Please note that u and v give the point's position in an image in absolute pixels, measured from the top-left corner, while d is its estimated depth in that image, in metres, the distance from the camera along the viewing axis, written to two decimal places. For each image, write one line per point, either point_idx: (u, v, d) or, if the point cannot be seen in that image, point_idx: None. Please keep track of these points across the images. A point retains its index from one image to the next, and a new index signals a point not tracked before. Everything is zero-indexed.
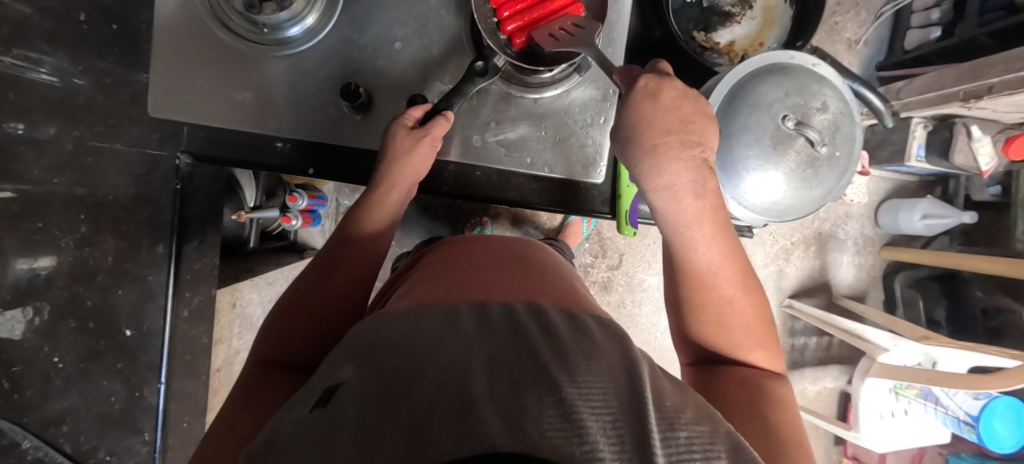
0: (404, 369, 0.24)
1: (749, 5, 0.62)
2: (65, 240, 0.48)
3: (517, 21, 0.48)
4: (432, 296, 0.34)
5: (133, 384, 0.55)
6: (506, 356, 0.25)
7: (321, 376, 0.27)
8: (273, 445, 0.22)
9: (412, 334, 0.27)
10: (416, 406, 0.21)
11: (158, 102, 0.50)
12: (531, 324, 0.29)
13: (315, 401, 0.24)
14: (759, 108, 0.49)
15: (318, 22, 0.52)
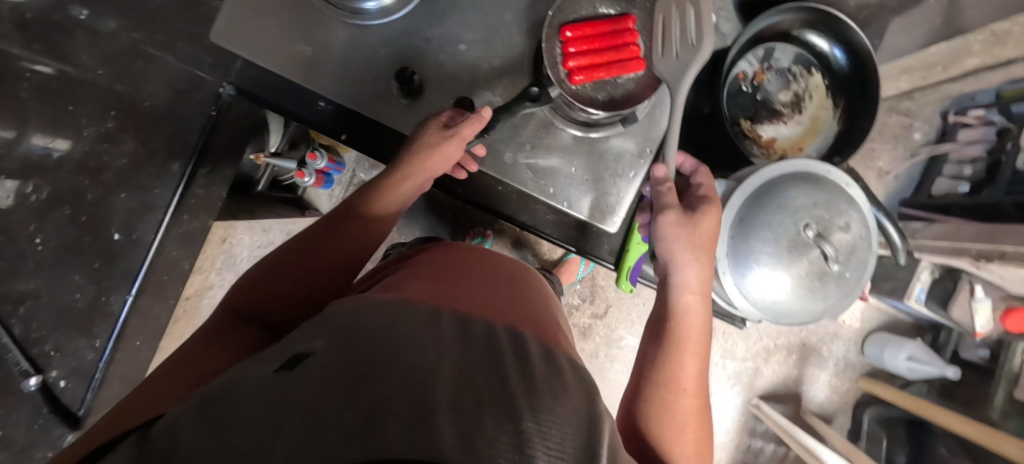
0: (377, 349, 0.24)
1: (799, 109, 0.63)
2: (89, 130, 0.50)
3: (580, 60, 0.49)
4: (422, 295, 0.34)
5: (102, 287, 0.55)
6: (479, 369, 0.25)
7: (292, 341, 0.27)
8: (232, 392, 0.22)
9: (391, 323, 0.27)
10: (376, 387, 0.21)
11: (222, 29, 0.52)
12: (507, 346, 0.28)
13: (280, 364, 0.24)
14: (785, 210, 0.50)
15: (395, 4, 0.53)
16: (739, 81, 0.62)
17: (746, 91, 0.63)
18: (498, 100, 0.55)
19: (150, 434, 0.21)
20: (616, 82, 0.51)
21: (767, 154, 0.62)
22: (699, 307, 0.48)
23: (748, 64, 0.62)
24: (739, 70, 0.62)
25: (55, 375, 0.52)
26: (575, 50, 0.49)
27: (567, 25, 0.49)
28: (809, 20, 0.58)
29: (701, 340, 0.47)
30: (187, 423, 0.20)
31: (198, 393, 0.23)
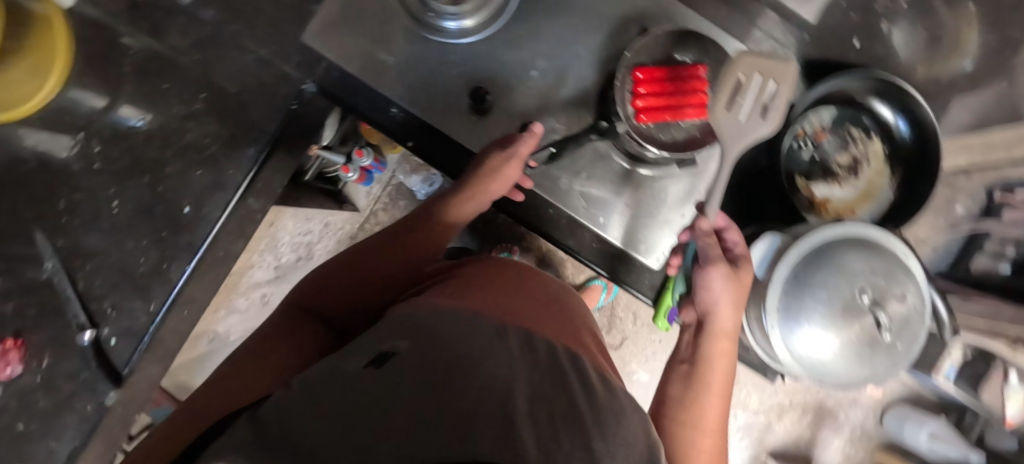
0: (459, 357, 0.26)
1: (855, 173, 0.64)
2: (177, 109, 0.58)
3: (648, 101, 0.50)
4: (484, 306, 0.36)
5: (165, 254, 0.58)
6: (550, 382, 0.27)
7: (374, 337, 0.31)
8: (333, 379, 0.26)
9: (464, 331, 0.30)
10: (466, 392, 0.23)
11: (315, 31, 0.56)
12: (569, 366, 0.30)
13: (368, 361, 0.28)
14: (841, 274, 0.51)
15: (475, 27, 0.56)
16: (799, 138, 0.63)
17: (803, 149, 0.64)
18: (560, 128, 0.57)
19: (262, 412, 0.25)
20: (679, 126, 0.52)
21: (820, 212, 0.63)
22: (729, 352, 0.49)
23: (809, 123, 0.63)
24: (800, 128, 0.63)
25: (108, 332, 0.59)
26: (643, 91, 0.50)
27: (641, 66, 0.50)
28: (879, 90, 0.59)
29: (728, 384, 0.47)
30: (294, 404, 0.24)
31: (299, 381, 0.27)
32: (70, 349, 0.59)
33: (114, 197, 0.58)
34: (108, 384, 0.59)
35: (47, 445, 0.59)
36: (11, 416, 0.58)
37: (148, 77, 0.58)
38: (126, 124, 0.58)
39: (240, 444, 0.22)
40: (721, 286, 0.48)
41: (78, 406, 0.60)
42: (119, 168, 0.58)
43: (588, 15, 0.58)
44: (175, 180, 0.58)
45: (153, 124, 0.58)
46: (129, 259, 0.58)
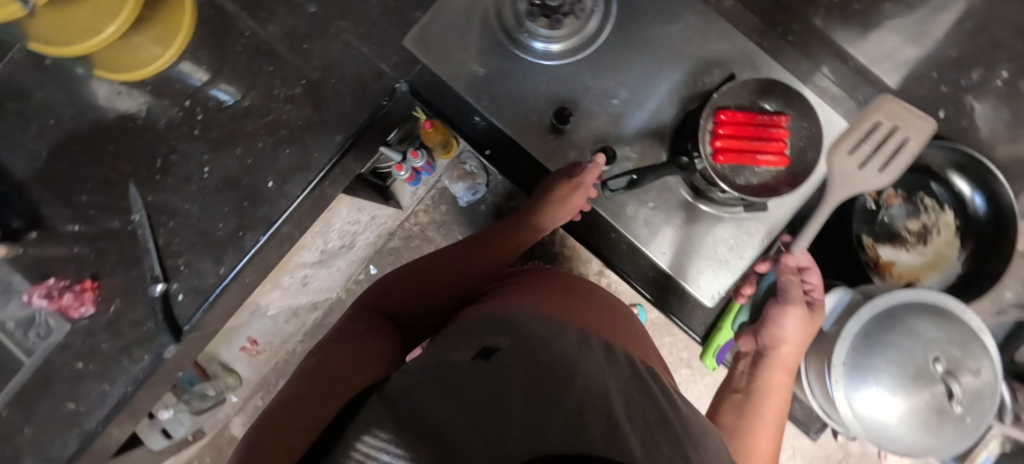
0: (556, 363, 0.32)
1: (924, 241, 0.65)
2: (280, 91, 0.63)
3: (727, 143, 0.52)
4: (562, 320, 0.42)
5: (243, 222, 0.62)
6: (636, 387, 0.31)
7: (476, 340, 0.38)
8: (451, 369, 0.33)
9: (554, 343, 0.36)
10: (567, 390, 0.29)
11: (417, 36, 0.62)
12: (652, 385, 0.33)
13: (476, 354, 0.35)
14: (916, 339, 0.51)
15: (560, 52, 0.61)
16: (871, 199, 0.65)
17: (873, 210, 0.66)
18: (633, 158, 0.61)
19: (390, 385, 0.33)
20: (753, 170, 0.54)
21: (884, 274, 0.63)
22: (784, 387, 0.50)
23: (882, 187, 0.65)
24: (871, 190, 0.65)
25: (177, 288, 0.62)
26: (723, 132, 0.52)
27: (724, 109, 0.52)
28: (959, 163, 0.61)
29: (780, 418, 0.48)
30: (421, 384, 0.31)
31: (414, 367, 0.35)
32: (140, 299, 0.63)
33: (206, 163, 0.63)
34: (170, 337, 0.62)
35: (102, 386, 0.63)
36: (76, 352, 0.63)
37: (257, 59, 0.64)
38: (219, 100, 0.63)
39: (385, 409, 0.29)
40: (794, 324, 0.51)
41: (137, 354, 0.63)
42: (216, 137, 0.63)
43: (671, 53, 0.61)
44: (265, 156, 0.63)
45: (254, 103, 0.63)
46: (209, 224, 0.62)
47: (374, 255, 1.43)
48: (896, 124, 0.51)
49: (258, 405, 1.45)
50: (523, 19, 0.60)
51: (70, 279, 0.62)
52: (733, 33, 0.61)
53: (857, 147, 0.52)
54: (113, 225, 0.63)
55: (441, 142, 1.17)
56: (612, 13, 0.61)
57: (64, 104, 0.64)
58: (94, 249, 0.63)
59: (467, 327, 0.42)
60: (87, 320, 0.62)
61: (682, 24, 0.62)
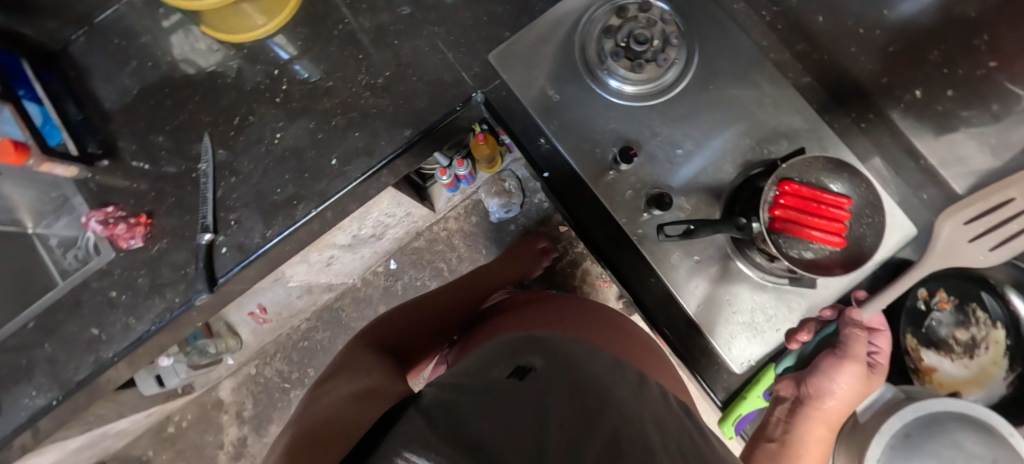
0: (589, 392, 0.35)
1: (970, 355, 0.65)
2: (365, 78, 0.66)
3: (787, 213, 0.53)
4: (592, 350, 0.45)
5: (300, 192, 0.65)
6: (666, 424, 0.34)
7: (509, 361, 0.41)
8: (488, 386, 0.35)
9: (586, 371, 0.39)
10: (601, 417, 0.31)
11: (503, 53, 0.65)
12: (681, 420, 0.36)
13: (512, 376, 0.37)
14: (956, 451, 0.51)
15: (631, 95, 0.63)
16: (921, 299, 0.65)
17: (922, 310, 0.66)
18: (686, 209, 0.62)
19: (427, 404, 0.34)
20: (806, 245, 0.56)
21: (921, 376, 0.64)
22: (815, 434, 0.53)
23: (936, 290, 0.65)
24: (924, 290, 0.65)
25: (222, 241, 0.64)
26: (784, 203, 0.54)
27: (789, 181, 0.54)
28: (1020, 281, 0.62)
29: None
30: (459, 399, 0.34)
31: (450, 389, 0.36)
32: (184, 243, 0.65)
33: (279, 130, 0.66)
34: (204, 285, 0.63)
35: (127, 319, 0.64)
36: (113, 281, 0.65)
37: (349, 44, 0.67)
38: (301, 76, 0.67)
39: (425, 417, 0.32)
40: (847, 382, 0.52)
41: (167, 295, 0.64)
42: (295, 107, 0.66)
43: (743, 117, 0.63)
44: (336, 134, 0.65)
45: (337, 83, 0.66)
46: (267, 187, 0.65)
47: (397, 251, 1.44)
48: None
49: (250, 373, 1.45)
50: (604, 56, 0.62)
51: (127, 211, 0.65)
52: (806, 109, 0.62)
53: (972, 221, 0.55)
54: (177, 169, 0.66)
55: (487, 158, 1.22)
56: (691, 68, 0.63)
57: (167, 52, 0.69)
58: (157, 187, 0.66)
59: (496, 350, 0.45)
60: (132, 252, 0.65)
61: (759, 91, 0.63)
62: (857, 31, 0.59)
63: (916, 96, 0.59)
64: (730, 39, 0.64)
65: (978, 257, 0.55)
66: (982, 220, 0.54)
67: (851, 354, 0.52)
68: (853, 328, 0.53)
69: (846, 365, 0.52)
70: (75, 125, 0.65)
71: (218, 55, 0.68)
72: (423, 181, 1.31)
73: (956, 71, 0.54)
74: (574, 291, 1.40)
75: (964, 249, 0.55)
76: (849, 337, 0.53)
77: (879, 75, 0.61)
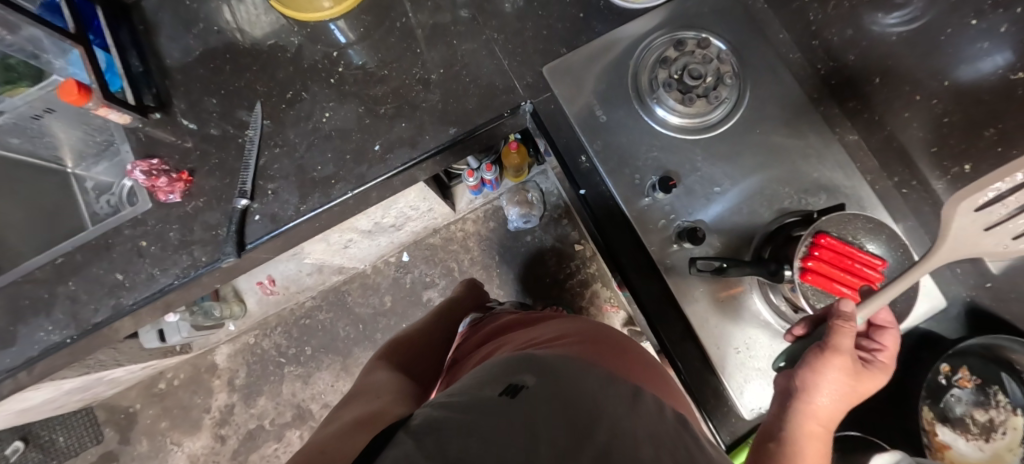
0: (582, 408, 0.33)
1: (987, 437, 0.64)
2: (419, 71, 0.68)
3: (820, 265, 0.52)
4: (591, 361, 0.43)
5: (340, 173, 0.66)
6: (663, 439, 0.32)
7: (505, 375, 0.39)
8: (477, 404, 0.34)
9: (581, 383, 0.37)
10: (591, 441, 0.30)
11: (555, 68, 0.66)
12: (683, 430, 0.34)
13: (502, 389, 0.36)
14: None
15: (676, 126, 0.64)
16: (941, 374, 0.65)
17: (941, 384, 0.66)
18: (716, 247, 0.62)
19: (415, 426, 0.33)
20: (833, 300, 0.55)
21: (934, 452, 0.63)
22: (809, 430, 0.51)
23: (959, 367, 0.65)
24: (946, 365, 0.65)
25: (256, 209, 0.65)
26: (818, 255, 0.53)
27: (825, 234, 0.53)
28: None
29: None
30: (449, 418, 0.33)
31: (444, 408, 0.35)
32: (220, 205, 0.66)
33: (329, 110, 0.67)
34: (232, 249, 0.63)
35: (152, 270, 0.66)
36: (145, 231, 0.66)
37: (408, 37, 0.69)
38: (357, 61, 0.69)
39: (412, 443, 0.31)
40: (835, 376, 0.51)
41: (195, 252, 0.65)
42: (347, 90, 0.68)
43: (784, 164, 0.63)
44: (383, 122, 0.67)
45: (391, 72, 0.68)
46: (310, 163, 0.66)
47: (411, 244, 1.45)
48: None
49: (247, 343, 1.46)
50: (654, 85, 0.63)
51: (170, 166, 0.66)
52: (849, 166, 0.63)
53: (990, 206, 0.49)
54: (225, 132, 0.68)
55: (515, 167, 1.24)
56: (739, 109, 0.64)
57: (233, 19, 0.71)
58: (202, 146, 0.67)
59: (494, 364, 0.43)
60: (169, 207, 0.66)
61: (804, 142, 0.63)
62: (913, 97, 0.59)
63: (965, 170, 0.57)
64: (783, 86, 0.64)
65: (1000, 246, 0.51)
66: (1001, 206, 0.48)
67: (835, 347, 0.51)
68: (838, 321, 0.51)
69: (831, 358, 0.51)
70: (135, 76, 0.67)
71: (281, 29, 0.70)
72: (448, 180, 1.32)
73: (1012, 150, 0.51)
74: (581, 311, 1.40)
75: (984, 239, 0.50)
76: (834, 330, 0.51)
77: (930, 144, 0.60)
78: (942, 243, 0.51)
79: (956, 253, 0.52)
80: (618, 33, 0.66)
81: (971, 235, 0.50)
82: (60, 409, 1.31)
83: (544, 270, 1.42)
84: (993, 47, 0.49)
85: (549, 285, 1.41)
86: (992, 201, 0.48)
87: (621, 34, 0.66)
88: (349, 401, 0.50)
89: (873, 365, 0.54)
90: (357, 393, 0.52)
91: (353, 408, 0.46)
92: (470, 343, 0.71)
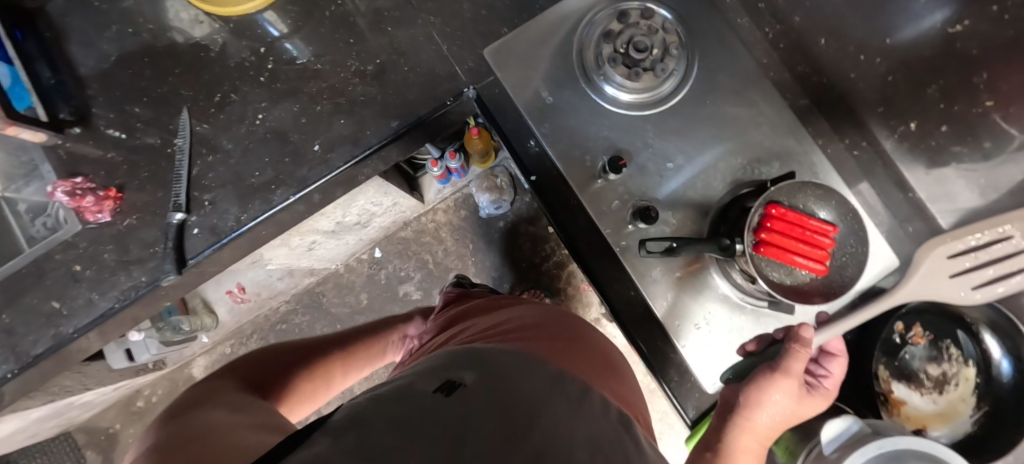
0: (520, 406, 0.32)
1: (940, 390, 0.65)
2: (355, 62, 0.64)
3: (772, 236, 0.53)
4: (536, 357, 0.42)
5: (280, 177, 0.63)
6: (601, 441, 0.30)
7: (446, 370, 0.38)
8: (409, 401, 0.33)
9: (523, 383, 0.35)
10: (524, 442, 0.28)
11: (496, 48, 0.63)
12: (625, 430, 0.34)
13: (439, 385, 0.35)
14: None
15: (628, 102, 0.62)
16: (897, 332, 0.66)
17: (896, 343, 0.67)
18: (672, 224, 0.61)
19: (340, 419, 0.32)
20: (787, 270, 0.55)
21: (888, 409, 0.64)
22: (741, 443, 0.54)
23: (913, 324, 0.66)
24: (901, 324, 0.66)
25: (194, 222, 0.62)
26: (770, 226, 0.53)
27: (775, 204, 0.53)
28: (995, 323, 0.61)
29: None
30: (375, 413, 0.32)
31: (377, 402, 0.34)
32: (156, 220, 0.62)
33: (262, 111, 0.64)
34: (172, 267, 0.60)
35: (90, 295, 0.62)
36: (77, 254, 0.62)
37: (340, 26, 0.65)
38: (289, 55, 0.65)
39: (332, 441, 0.29)
40: (776, 396, 0.53)
41: (134, 273, 0.62)
42: (280, 88, 0.64)
43: (735, 135, 0.62)
44: (321, 119, 0.63)
45: (325, 66, 0.64)
46: (246, 168, 0.63)
47: (382, 239, 1.42)
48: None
49: (224, 353, 1.42)
50: (600, 62, 0.61)
51: (96, 183, 0.62)
52: (800, 131, 0.62)
53: (958, 256, 0.55)
54: (153, 142, 0.63)
55: (480, 152, 1.20)
56: (689, 80, 0.62)
57: (149, 19, 0.66)
58: (130, 159, 0.63)
59: (439, 358, 0.42)
60: (100, 227, 0.62)
61: (756, 110, 0.62)
62: (858, 57, 0.59)
63: (910, 128, 0.59)
64: (731, 53, 0.63)
65: (959, 293, 0.55)
66: (973, 256, 0.54)
67: (785, 369, 0.53)
68: (794, 346, 0.53)
69: (778, 379, 0.53)
70: (47, 89, 0.62)
71: (204, 27, 0.66)
72: (414, 171, 1.29)
73: (952, 107, 0.54)
74: (559, 293, 1.39)
75: (948, 283, 0.55)
76: (788, 353, 0.53)
77: (877, 104, 0.61)
78: (910, 280, 0.55)
79: (919, 295, 0.56)
80: (558, 8, 0.63)
81: (938, 278, 0.55)
82: (33, 439, 1.26)
83: (520, 255, 1.41)
84: (932, 2, 0.50)
85: (525, 269, 1.40)
86: (965, 250, 0.55)
87: (563, 9, 0.63)
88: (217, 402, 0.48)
89: (817, 391, 0.57)
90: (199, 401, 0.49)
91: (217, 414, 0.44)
92: (430, 329, 0.68)
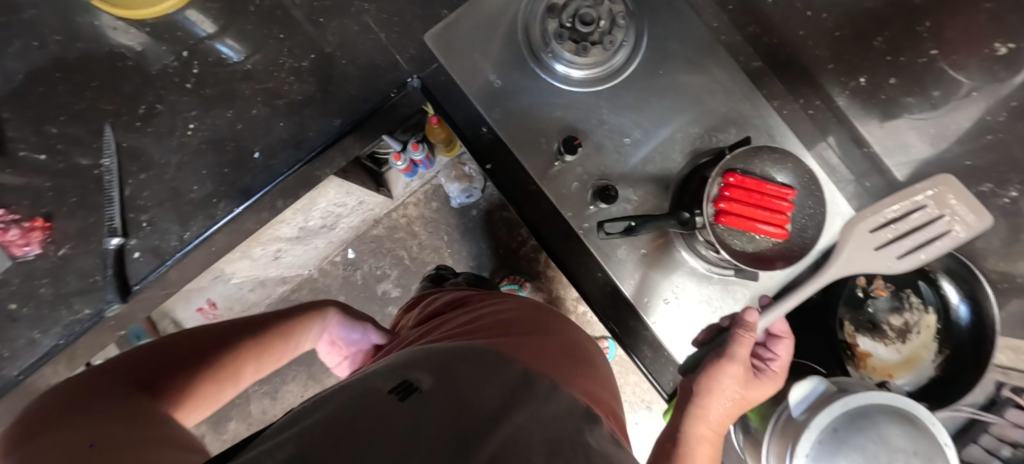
0: (478, 410, 0.31)
1: (903, 339, 0.67)
2: (287, 59, 0.60)
3: (732, 205, 0.52)
4: (501, 355, 0.40)
5: (220, 190, 0.59)
6: (560, 441, 0.30)
7: (403, 369, 0.36)
8: (361, 403, 0.31)
9: (483, 386, 0.34)
10: (480, 447, 0.27)
11: (437, 34, 0.60)
12: (586, 428, 0.33)
13: (395, 386, 0.33)
14: (883, 445, 0.49)
15: (580, 79, 0.60)
16: (859, 286, 0.68)
17: (859, 297, 0.69)
18: (633, 201, 0.60)
19: (279, 424, 0.29)
20: (749, 237, 0.55)
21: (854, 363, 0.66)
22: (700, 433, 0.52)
23: (874, 278, 0.68)
24: (863, 278, 0.68)
25: (134, 245, 0.58)
26: (729, 195, 0.53)
27: (733, 172, 0.53)
28: (949, 269, 0.63)
29: None
30: (320, 415, 0.29)
31: (338, 398, 0.32)
32: (93, 247, 0.57)
33: (193, 120, 0.59)
34: (115, 296, 0.56)
35: (31, 334, 0.56)
36: (11, 292, 0.56)
37: (269, 22, 0.61)
38: (218, 58, 0.60)
39: (274, 443, 0.26)
40: (727, 383, 0.53)
41: (75, 306, 0.56)
42: (212, 94, 0.60)
43: (689, 105, 0.61)
44: (259, 124, 0.60)
45: (258, 67, 0.60)
46: (184, 184, 0.59)
47: (354, 239, 1.38)
48: (943, 211, 0.53)
49: None
50: (548, 40, 0.58)
51: (20, 214, 0.56)
52: (755, 96, 0.61)
53: (882, 228, 0.54)
54: (81, 164, 0.58)
55: (444, 141, 1.18)
56: (640, 51, 0.60)
57: (55, 28, 0.59)
58: (54, 185, 0.57)
59: (399, 358, 0.40)
60: (32, 261, 0.56)
61: (709, 78, 0.61)
62: (806, 13, 0.58)
63: (861, 83, 0.59)
64: (681, 19, 0.61)
65: (885, 265, 0.55)
66: (894, 227, 0.54)
67: (732, 354, 0.53)
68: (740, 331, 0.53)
69: (725, 365, 0.53)
70: None
71: (120, 34, 0.60)
72: (377, 167, 1.25)
73: (899, 59, 0.54)
74: (539, 276, 1.39)
75: (873, 256, 0.54)
76: (734, 339, 0.53)
77: (827, 61, 0.61)
78: (838, 257, 0.55)
79: (849, 270, 0.55)
80: None
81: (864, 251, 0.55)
82: None
83: (495, 242, 1.39)
84: None
85: (503, 256, 1.39)
86: (886, 223, 0.54)
87: None
88: (100, 409, 0.35)
89: (769, 374, 0.56)
90: (93, 390, 0.38)
91: (100, 425, 0.33)
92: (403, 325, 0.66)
